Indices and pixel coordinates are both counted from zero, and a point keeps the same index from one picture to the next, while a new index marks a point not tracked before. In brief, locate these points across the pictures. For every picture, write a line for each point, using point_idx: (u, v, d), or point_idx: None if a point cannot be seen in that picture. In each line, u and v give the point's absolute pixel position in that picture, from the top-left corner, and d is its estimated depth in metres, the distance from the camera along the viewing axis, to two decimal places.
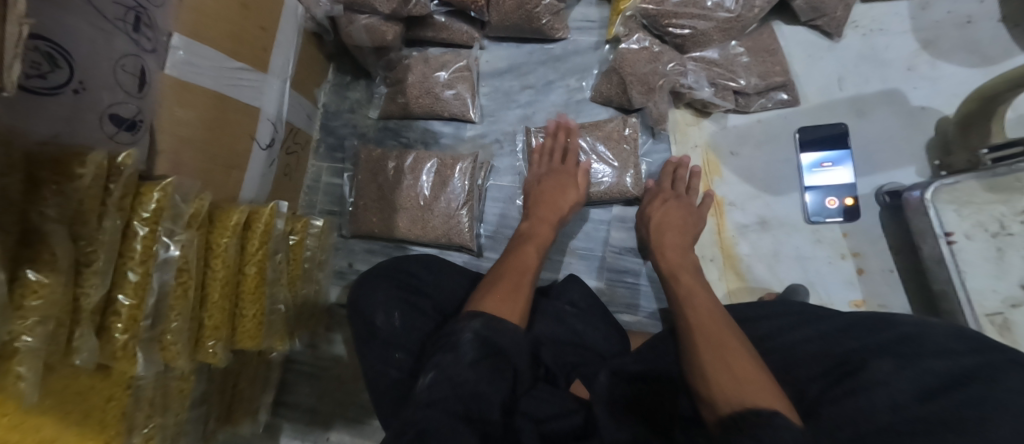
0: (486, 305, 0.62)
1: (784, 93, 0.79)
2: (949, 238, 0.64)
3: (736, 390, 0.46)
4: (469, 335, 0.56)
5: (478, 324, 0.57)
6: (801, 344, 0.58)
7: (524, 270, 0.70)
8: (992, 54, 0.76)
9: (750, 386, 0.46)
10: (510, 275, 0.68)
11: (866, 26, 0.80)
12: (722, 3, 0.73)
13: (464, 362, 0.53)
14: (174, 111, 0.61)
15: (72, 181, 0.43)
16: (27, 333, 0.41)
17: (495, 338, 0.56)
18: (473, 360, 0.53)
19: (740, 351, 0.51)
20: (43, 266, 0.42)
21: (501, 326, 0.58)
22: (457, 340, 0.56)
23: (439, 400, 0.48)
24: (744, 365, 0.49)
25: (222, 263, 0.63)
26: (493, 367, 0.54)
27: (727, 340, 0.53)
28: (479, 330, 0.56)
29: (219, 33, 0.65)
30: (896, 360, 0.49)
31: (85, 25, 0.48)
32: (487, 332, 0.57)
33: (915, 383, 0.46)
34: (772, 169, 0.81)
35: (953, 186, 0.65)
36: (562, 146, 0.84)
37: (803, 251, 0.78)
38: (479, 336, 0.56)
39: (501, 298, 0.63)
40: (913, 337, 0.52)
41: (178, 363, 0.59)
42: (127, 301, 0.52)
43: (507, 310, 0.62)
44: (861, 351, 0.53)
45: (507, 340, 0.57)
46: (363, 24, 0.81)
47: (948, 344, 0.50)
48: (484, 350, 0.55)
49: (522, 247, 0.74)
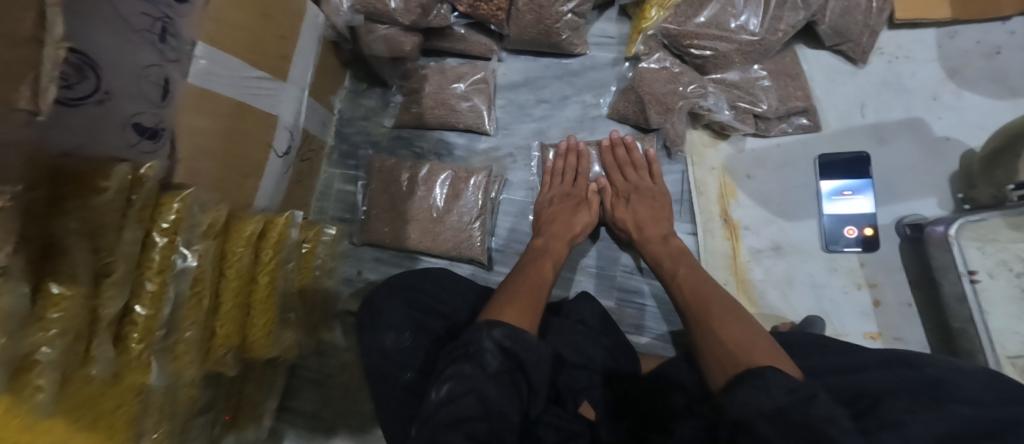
0: (503, 314, 0.61)
1: (805, 119, 0.78)
2: (973, 277, 0.62)
3: (747, 360, 0.53)
4: (490, 345, 0.56)
5: (498, 334, 0.56)
6: (821, 373, 0.57)
7: (541, 285, 0.70)
8: (1020, 87, 0.74)
9: (760, 356, 0.52)
10: (527, 287, 0.68)
11: (890, 53, 0.78)
12: (746, 26, 0.73)
13: (486, 373, 0.53)
14: (192, 121, 0.61)
15: (97, 195, 0.44)
16: (46, 345, 0.42)
17: (518, 350, 0.56)
18: (495, 371, 0.54)
19: (747, 330, 0.57)
20: (64, 278, 0.42)
21: (524, 338, 0.57)
22: (477, 350, 0.55)
23: (462, 410, 0.50)
24: (756, 342, 0.55)
25: (236, 273, 0.63)
26: (510, 380, 0.55)
27: (733, 319, 0.59)
28: (500, 340, 0.56)
29: (240, 42, 0.65)
30: (920, 402, 0.48)
31: (114, 37, 0.48)
32: (509, 342, 0.56)
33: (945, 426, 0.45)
34: (789, 194, 0.80)
35: (978, 222, 0.63)
36: (573, 168, 0.86)
37: (818, 280, 0.77)
38: (501, 346, 0.56)
39: (519, 310, 0.63)
40: (935, 380, 0.51)
41: (188, 372, 0.59)
42: (144, 310, 0.52)
43: (520, 316, 0.62)
44: (883, 389, 0.52)
45: (529, 355, 0.57)
46: (382, 34, 0.82)
47: (977, 392, 0.49)
48: (505, 362, 0.55)
49: (538, 263, 0.73)
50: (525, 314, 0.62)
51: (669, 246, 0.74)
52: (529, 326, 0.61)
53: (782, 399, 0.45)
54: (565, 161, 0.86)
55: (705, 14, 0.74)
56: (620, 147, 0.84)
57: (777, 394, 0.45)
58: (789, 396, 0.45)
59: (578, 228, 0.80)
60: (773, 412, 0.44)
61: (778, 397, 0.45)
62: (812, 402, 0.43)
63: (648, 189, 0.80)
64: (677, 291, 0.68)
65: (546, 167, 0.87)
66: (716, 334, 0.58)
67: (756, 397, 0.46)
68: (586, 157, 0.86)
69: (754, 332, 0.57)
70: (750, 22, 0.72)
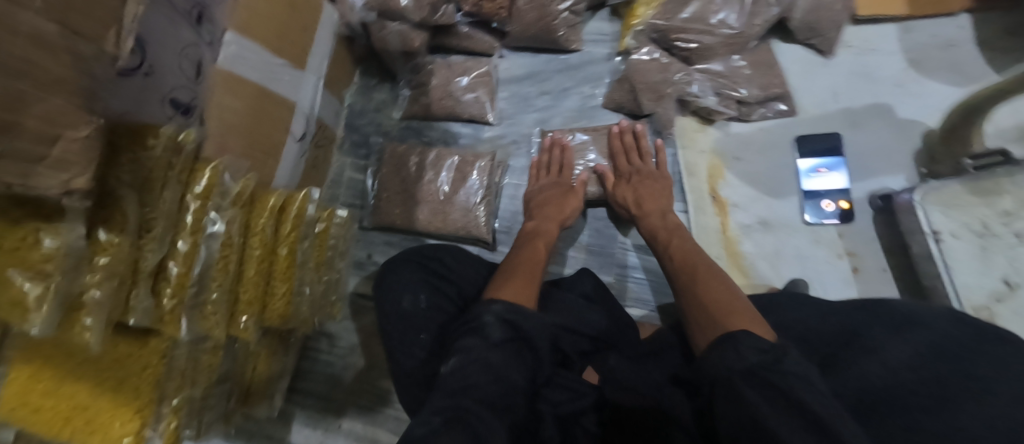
0: (503, 292, 0.66)
1: (783, 104, 0.86)
2: (937, 236, 0.68)
3: (724, 324, 0.55)
4: (491, 318, 0.60)
5: (498, 308, 0.61)
6: (804, 319, 0.63)
7: (535, 264, 0.74)
8: (972, 74, 0.83)
9: (734, 321, 0.55)
10: (523, 266, 0.73)
11: (857, 46, 0.87)
12: (725, 21, 0.81)
13: (490, 344, 0.57)
14: (222, 100, 0.66)
15: (146, 151, 0.47)
16: (95, 287, 0.44)
17: (518, 320, 0.61)
18: (498, 340, 0.58)
19: (729, 296, 0.60)
20: (114, 225, 0.45)
21: (521, 311, 0.62)
22: (479, 322, 0.61)
23: (473, 376, 0.54)
24: (734, 307, 0.57)
25: (260, 241, 0.67)
26: (515, 350, 0.58)
27: (719, 287, 0.62)
28: (501, 313, 0.61)
29: (265, 32, 0.71)
30: (893, 329, 0.55)
31: (165, 17, 0.53)
32: (510, 314, 0.61)
33: (919, 344, 0.52)
34: (774, 173, 0.86)
35: (940, 188, 0.70)
36: (558, 160, 0.90)
37: (803, 251, 0.83)
38: (503, 321, 0.60)
39: (517, 286, 0.67)
40: (908, 316, 0.57)
41: (216, 333, 0.61)
42: (177, 268, 0.55)
43: (525, 293, 0.66)
44: (862, 324, 0.58)
45: (531, 324, 0.61)
46: (394, 30, 0.88)
47: (950, 329, 0.54)
48: (511, 334, 0.59)
49: (532, 245, 0.78)
50: (528, 291, 0.67)
51: (667, 221, 0.79)
52: (528, 302, 0.65)
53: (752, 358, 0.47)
54: (551, 154, 0.91)
55: (689, 11, 0.82)
56: (628, 134, 0.88)
57: (749, 355, 0.47)
58: (760, 357, 0.46)
59: (568, 211, 0.85)
60: (746, 372, 0.46)
61: (750, 357, 0.47)
62: (783, 362, 0.45)
63: (651, 172, 0.85)
64: (668, 260, 0.73)
65: (534, 160, 0.92)
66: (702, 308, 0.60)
67: (726, 356, 0.48)
68: (570, 150, 0.90)
69: (736, 300, 0.59)
70: (728, 17, 0.81)
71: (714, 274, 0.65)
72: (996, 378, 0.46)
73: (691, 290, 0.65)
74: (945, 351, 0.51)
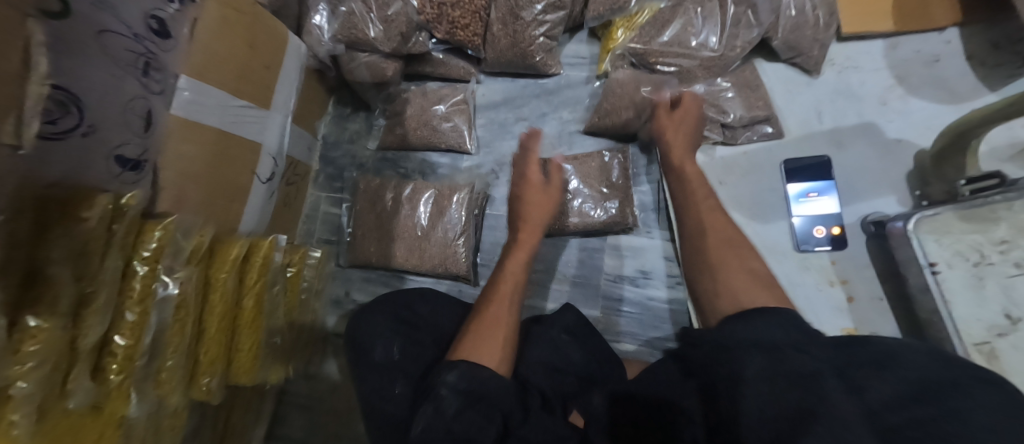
0: (467, 353, 0.61)
1: (768, 126, 0.83)
2: (934, 269, 0.65)
3: (763, 334, 0.44)
4: (447, 390, 0.55)
5: (453, 378, 0.56)
6: None
7: (504, 302, 0.69)
8: (961, 91, 0.80)
9: (774, 332, 0.44)
10: (493, 307, 0.68)
11: (841, 63, 0.84)
12: (706, 43, 0.78)
13: (447, 416, 0.52)
14: (178, 149, 0.62)
15: (78, 225, 0.44)
16: (22, 379, 0.40)
17: (475, 389, 0.55)
18: (454, 413, 0.52)
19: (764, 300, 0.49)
20: (43, 310, 0.42)
21: (478, 375, 0.57)
22: (445, 379, 0.56)
23: (460, 426, 0.51)
24: (768, 315, 0.47)
25: (221, 298, 0.63)
26: (477, 415, 0.53)
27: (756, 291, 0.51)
28: (456, 383, 0.55)
29: (223, 74, 0.67)
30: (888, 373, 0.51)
31: (100, 72, 0.50)
32: (465, 384, 0.55)
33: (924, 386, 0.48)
34: (760, 197, 0.83)
35: (933, 217, 0.67)
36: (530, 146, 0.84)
37: (793, 279, 0.79)
38: (456, 388, 0.55)
39: (483, 340, 0.63)
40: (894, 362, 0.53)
41: (171, 399, 0.59)
42: (123, 341, 0.51)
43: (486, 352, 0.61)
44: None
45: (491, 390, 0.56)
46: (363, 61, 0.85)
47: (933, 370, 0.50)
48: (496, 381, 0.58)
49: (502, 274, 0.73)
50: (493, 347, 0.62)
51: None
52: (496, 361, 0.61)
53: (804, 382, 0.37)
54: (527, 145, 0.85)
55: (667, 34, 0.79)
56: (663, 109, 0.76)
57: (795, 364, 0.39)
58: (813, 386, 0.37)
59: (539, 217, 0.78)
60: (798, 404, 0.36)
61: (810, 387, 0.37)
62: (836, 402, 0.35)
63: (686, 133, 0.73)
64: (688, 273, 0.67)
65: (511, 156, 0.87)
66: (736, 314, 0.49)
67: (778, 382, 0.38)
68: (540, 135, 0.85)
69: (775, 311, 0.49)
70: (709, 39, 0.78)
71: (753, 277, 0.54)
72: None
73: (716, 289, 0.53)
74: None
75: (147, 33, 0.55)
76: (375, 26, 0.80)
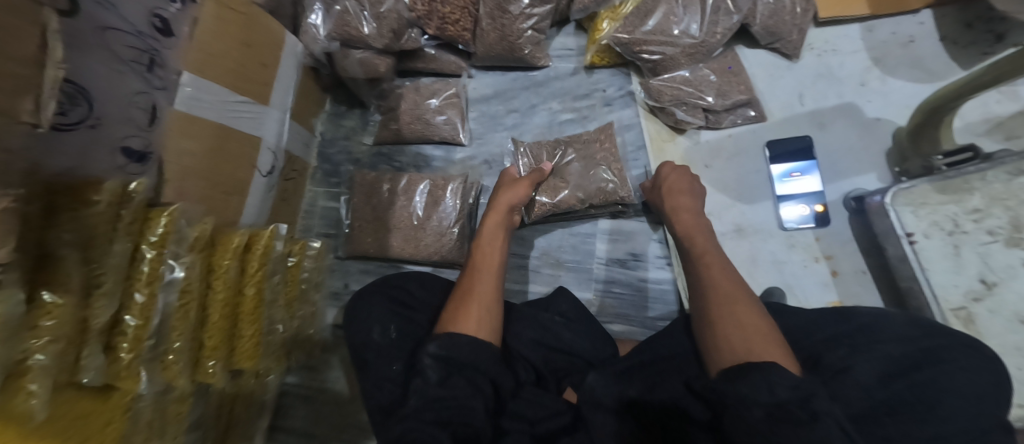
0: (450, 324, 0.64)
1: (751, 110, 0.85)
2: (911, 239, 0.68)
3: (744, 353, 0.52)
4: (428, 359, 0.59)
5: (434, 348, 0.60)
6: (788, 321, 0.60)
7: (490, 269, 0.73)
8: (936, 70, 0.83)
9: (751, 348, 0.51)
10: (478, 282, 0.71)
11: (819, 48, 0.87)
12: (687, 31, 0.81)
13: (430, 384, 0.57)
14: (179, 143, 0.65)
15: (88, 208, 0.47)
16: (40, 351, 0.43)
17: (453, 356, 0.60)
18: (438, 380, 0.57)
19: (754, 317, 0.56)
20: (57, 287, 0.44)
21: (456, 341, 0.61)
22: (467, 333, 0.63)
23: (448, 392, 0.57)
24: (750, 329, 0.54)
25: (224, 284, 0.66)
26: (460, 383, 0.58)
27: (745, 306, 0.57)
28: (436, 352, 0.60)
29: (220, 70, 0.70)
30: (855, 334, 0.54)
31: (103, 67, 0.52)
32: (444, 352, 0.60)
33: (909, 346, 0.51)
34: (745, 179, 0.86)
35: (909, 189, 0.69)
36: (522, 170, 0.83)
37: (779, 256, 0.82)
38: (438, 358, 0.59)
39: (468, 310, 0.66)
40: (866, 322, 0.55)
41: (178, 383, 0.61)
42: (133, 321, 0.54)
43: (466, 321, 0.64)
44: (818, 340, 0.55)
45: (467, 355, 0.60)
46: (357, 58, 0.88)
47: (902, 330, 0.53)
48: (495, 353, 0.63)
49: (482, 246, 0.77)
50: (470, 316, 0.65)
51: None
52: (481, 328, 0.64)
53: (781, 393, 0.44)
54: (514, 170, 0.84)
55: (651, 23, 0.82)
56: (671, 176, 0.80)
57: (780, 392, 0.44)
58: (791, 393, 0.44)
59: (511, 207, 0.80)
60: (772, 405, 0.43)
61: (782, 399, 0.44)
62: (814, 401, 0.43)
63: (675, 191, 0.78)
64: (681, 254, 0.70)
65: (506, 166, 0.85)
66: (725, 330, 0.56)
67: (755, 394, 0.45)
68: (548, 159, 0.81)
69: (768, 326, 0.54)
70: (690, 27, 0.81)
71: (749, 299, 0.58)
72: (953, 405, 0.45)
73: (702, 308, 0.60)
74: (907, 366, 0.49)
75: (149, 31, 0.58)
76: (368, 23, 0.83)
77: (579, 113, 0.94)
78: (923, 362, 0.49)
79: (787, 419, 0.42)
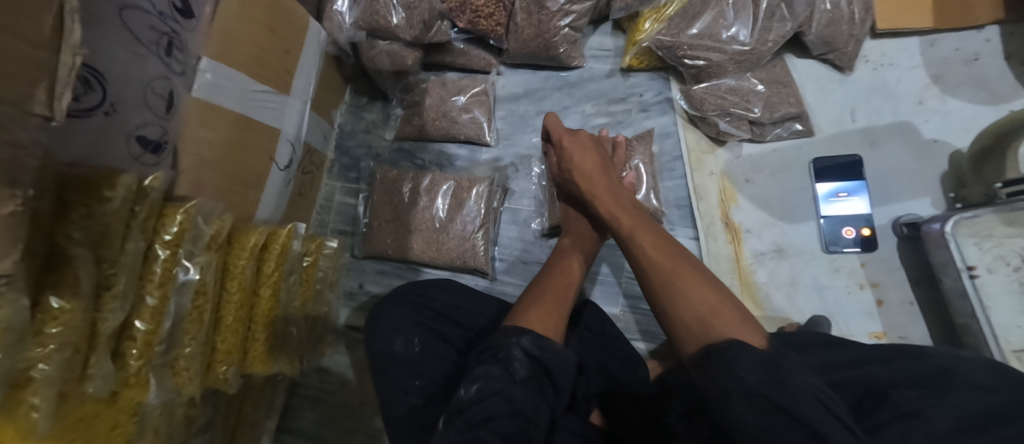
0: (528, 319, 0.57)
1: (798, 124, 0.81)
2: (972, 272, 0.64)
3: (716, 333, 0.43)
4: (519, 352, 0.52)
5: (526, 341, 0.53)
6: (839, 366, 0.55)
7: (567, 286, 0.65)
8: (1000, 92, 0.78)
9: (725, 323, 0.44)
10: (554, 288, 0.64)
11: (875, 61, 0.82)
12: (736, 36, 0.76)
13: (513, 379, 0.50)
14: (197, 132, 0.60)
15: (102, 205, 0.42)
16: (43, 360, 0.38)
17: (546, 359, 0.52)
18: (522, 377, 0.50)
19: (708, 289, 0.49)
20: (65, 291, 0.39)
21: (552, 345, 0.53)
22: (506, 354, 0.52)
23: (522, 391, 0.50)
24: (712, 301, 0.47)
25: (238, 285, 0.62)
26: (538, 384, 0.51)
27: (692, 278, 0.51)
28: (530, 347, 0.52)
29: (243, 56, 0.65)
30: (921, 386, 0.48)
31: (120, 49, 0.48)
32: (538, 350, 0.52)
33: (992, 397, 0.45)
34: (787, 197, 0.82)
35: (973, 219, 0.66)
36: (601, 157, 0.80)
37: (821, 281, 0.78)
38: (530, 354, 0.52)
39: (545, 313, 0.59)
40: (937, 367, 0.50)
41: (190, 389, 0.57)
42: (143, 325, 0.50)
43: (543, 321, 0.57)
44: (888, 378, 0.51)
45: (562, 366, 0.53)
46: (384, 49, 0.83)
47: (983, 377, 0.48)
48: (533, 369, 0.52)
49: (566, 261, 0.70)
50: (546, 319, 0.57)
51: None
52: (557, 335, 0.57)
53: (751, 377, 0.36)
54: None
55: (698, 27, 0.77)
56: None
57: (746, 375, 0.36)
58: (759, 373, 0.36)
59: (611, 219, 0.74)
60: (746, 393, 0.35)
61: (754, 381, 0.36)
62: (785, 374, 0.35)
63: None
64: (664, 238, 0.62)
65: None
66: (683, 292, 0.49)
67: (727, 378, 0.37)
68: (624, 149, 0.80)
69: (725, 297, 0.48)
70: (740, 33, 0.76)
71: (695, 273, 0.51)
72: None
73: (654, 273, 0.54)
74: (991, 418, 0.42)
75: (171, 12, 0.54)
76: (397, 12, 0.78)
77: (614, 118, 0.90)
78: (1010, 417, 0.42)
79: (770, 407, 0.34)
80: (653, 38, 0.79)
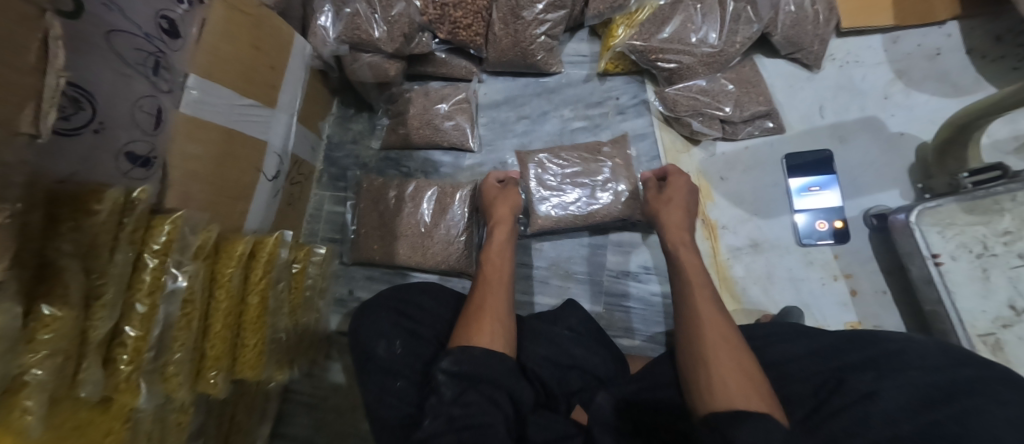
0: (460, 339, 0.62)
1: (769, 122, 0.83)
2: (937, 260, 0.67)
3: (736, 397, 0.50)
4: (442, 377, 0.57)
5: (445, 362, 0.58)
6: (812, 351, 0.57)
7: (496, 290, 0.71)
8: (962, 85, 0.81)
9: (744, 392, 0.50)
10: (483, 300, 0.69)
11: (841, 58, 0.85)
12: (705, 40, 0.79)
13: (447, 401, 0.54)
14: (186, 148, 0.63)
15: (90, 217, 0.44)
16: (36, 366, 0.40)
17: (468, 371, 0.57)
18: (452, 397, 0.54)
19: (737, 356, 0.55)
20: (55, 300, 0.41)
21: (472, 355, 0.59)
22: (434, 385, 0.57)
23: (462, 410, 0.52)
24: (736, 368, 0.53)
25: (227, 293, 0.64)
26: (477, 396, 0.54)
27: (721, 343, 0.56)
28: (449, 367, 0.57)
29: (229, 72, 0.68)
30: (879, 370, 0.50)
31: (108, 70, 0.50)
32: (457, 367, 0.57)
33: (948, 377, 0.47)
34: (762, 193, 0.84)
35: (936, 208, 0.69)
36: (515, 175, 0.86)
37: (796, 273, 0.80)
38: (451, 373, 0.57)
39: (474, 326, 0.64)
40: (893, 350, 0.52)
41: (179, 394, 0.59)
42: (133, 332, 0.52)
43: (479, 335, 0.62)
44: (848, 363, 0.53)
45: (485, 371, 0.58)
46: (367, 61, 0.86)
47: (938, 362, 0.50)
48: (459, 386, 0.56)
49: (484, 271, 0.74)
50: (482, 330, 0.63)
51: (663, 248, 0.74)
52: (493, 341, 0.62)
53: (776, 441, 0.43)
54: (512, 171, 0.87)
55: (667, 31, 0.80)
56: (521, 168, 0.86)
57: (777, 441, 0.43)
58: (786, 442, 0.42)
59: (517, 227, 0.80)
60: None
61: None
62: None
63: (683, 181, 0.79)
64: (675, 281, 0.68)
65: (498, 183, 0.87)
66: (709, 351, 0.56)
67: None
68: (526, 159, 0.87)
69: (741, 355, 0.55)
70: (709, 36, 0.79)
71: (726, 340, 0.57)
72: (995, 406, 0.43)
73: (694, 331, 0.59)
74: (946, 395, 0.45)
75: (156, 32, 0.56)
76: (379, 27, 0.81)
77: (592, 121, 0.93)
78: (959, 394, 0.45)
79: None
80: (627, 41, 0.81)
